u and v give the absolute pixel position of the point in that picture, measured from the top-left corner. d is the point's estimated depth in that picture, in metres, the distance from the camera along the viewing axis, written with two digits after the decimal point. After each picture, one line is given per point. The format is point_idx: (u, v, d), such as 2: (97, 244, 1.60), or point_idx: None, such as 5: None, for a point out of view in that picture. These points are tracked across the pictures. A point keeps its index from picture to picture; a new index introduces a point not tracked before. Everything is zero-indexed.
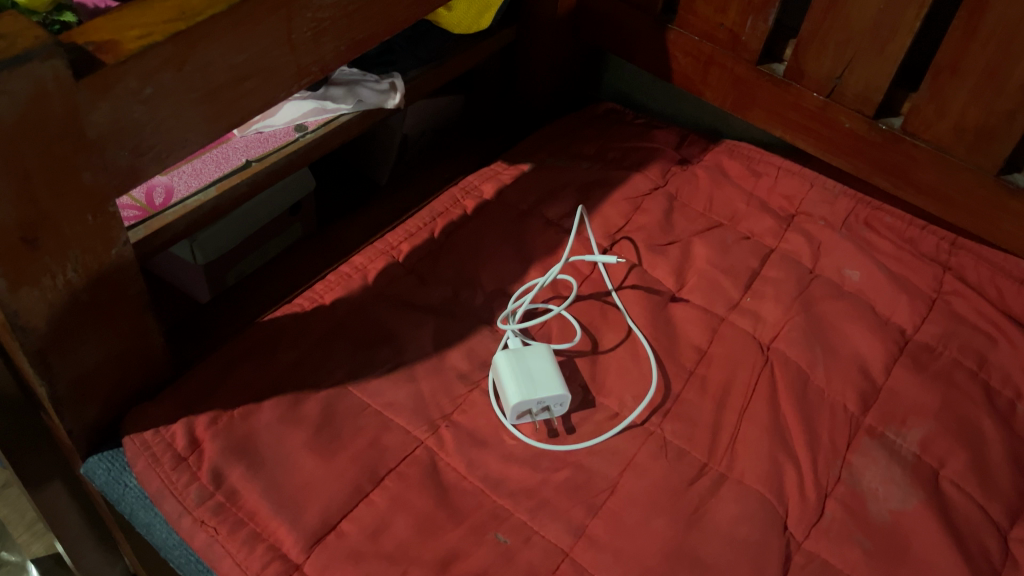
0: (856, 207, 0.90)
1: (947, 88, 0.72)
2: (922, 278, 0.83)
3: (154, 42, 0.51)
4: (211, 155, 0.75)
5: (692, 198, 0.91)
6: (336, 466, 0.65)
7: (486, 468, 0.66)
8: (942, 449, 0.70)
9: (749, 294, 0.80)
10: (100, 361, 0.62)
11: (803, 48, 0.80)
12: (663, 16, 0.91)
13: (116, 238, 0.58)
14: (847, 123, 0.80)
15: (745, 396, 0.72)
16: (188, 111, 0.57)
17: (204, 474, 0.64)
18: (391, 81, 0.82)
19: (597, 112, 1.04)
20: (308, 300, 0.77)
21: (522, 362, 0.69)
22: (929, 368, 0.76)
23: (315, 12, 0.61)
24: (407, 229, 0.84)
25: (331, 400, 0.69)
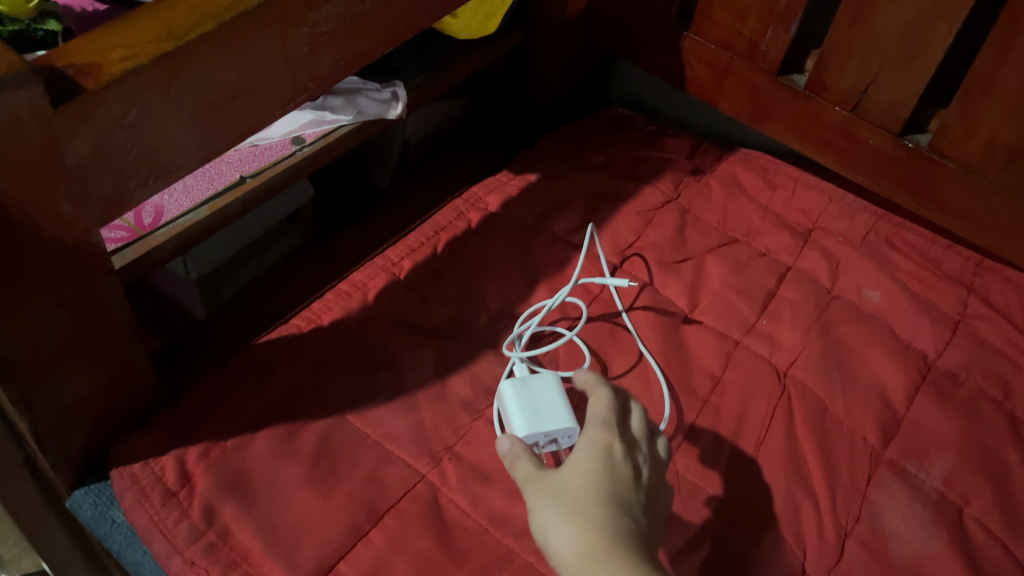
0: (877, 223, 0.87)
1: (978, 107, 0.69)
2: (945, 300, 0.80)
3: (139, 66, 0.47)
4: (203, 170, 0.72)
5: (705, 211, 0.87)
6: (333, 503, 0.62)
7: (490, 504, 0.63)
8: (966, 485, 0.67)
9: (765, 316, 0.77)
10: (85, 393, 0.59)
11: (825, 60, 0.76)
12: (678, 21, 0.87)
13: (101, 268, 0.55)
14: (870, 139, 0.77)
15: (761, 427, 0.69)
16: (180, 135, 0.53)
17: (195, 511, 0.61)
18: (393, 90, 0.78)
19: (606, 118, 1.00)
20: (306, 320, 0.74)
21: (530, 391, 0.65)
22: (953, 397, 0.73)
23: (312, 26, 0.57)
24: (409, 244, 0.81)
25: (329, 430, 0.66)
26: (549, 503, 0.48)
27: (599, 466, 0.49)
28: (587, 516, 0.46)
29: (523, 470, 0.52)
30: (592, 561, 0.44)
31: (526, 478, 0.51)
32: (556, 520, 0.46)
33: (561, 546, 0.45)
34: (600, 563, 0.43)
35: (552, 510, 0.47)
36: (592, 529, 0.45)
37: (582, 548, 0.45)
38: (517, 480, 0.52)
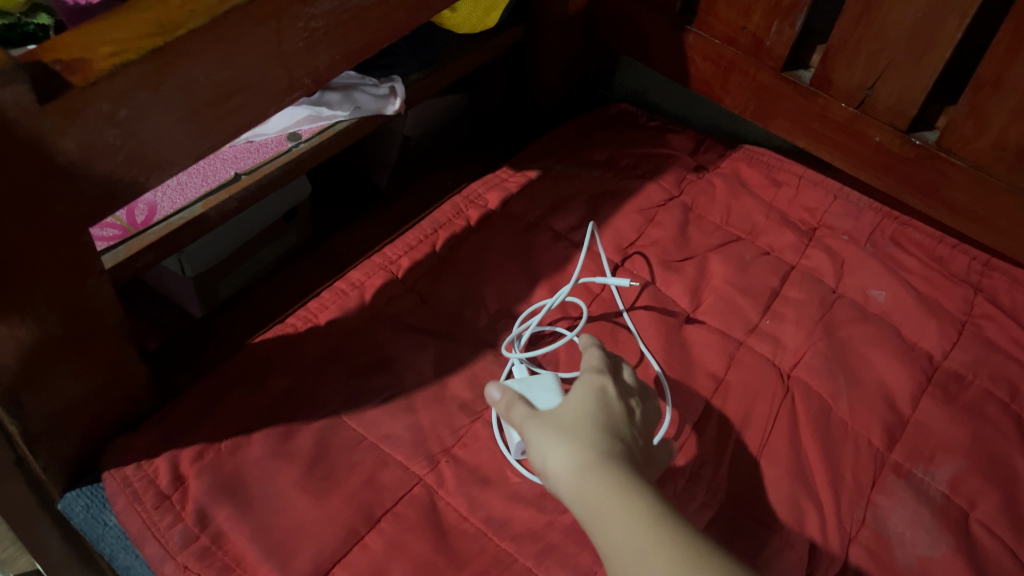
0: (882, 222, 0.85)
1: (987, 105, 0.67)
2: (951, 300, 0.79)
3: (129, 61, 0.46)
4: (198, 166, 0.71)
5: (708, 209, 0.86)
6: (329, 507, 0.60)
7: (489, 508, 0.62)
8: (973, 489, 0.66)
9: (768, 316, 0.76)
10: (76, 395, 0.58)
11: (832, 56, 0.75)
12: (682, 16, 0.86)
13: (92, 268, 0.54)
14: (876, 136, 0.76)
15: (764, 430, 0.68)
16: (172, 134, 0.52)
17: (189, 515, 0.60)
18: (391, 85, 0.77)
19: (608, 114, 0.99)
20: (302, 319, 0.73)
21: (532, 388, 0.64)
22: (959, 399, 0.71)
23: (308, 21, 0.55)
24: (407, 242, 0.80)
25: (325, 432, 0.65)
26: (545, 431, 0.50)
27: (591, 399, 0.52)
28: (581, 436, 0.48)
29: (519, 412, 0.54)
30: (587, 473, 0.45)
31: (522, 416, 0.53)
32: (552, 442, 0.48)
33: (557, 464, 0.47)
34: (594, 474, 0.45)
35: (548, 435, 0.49)
36: (587, 446, 0.47)
37: (577, 463, 0.46)
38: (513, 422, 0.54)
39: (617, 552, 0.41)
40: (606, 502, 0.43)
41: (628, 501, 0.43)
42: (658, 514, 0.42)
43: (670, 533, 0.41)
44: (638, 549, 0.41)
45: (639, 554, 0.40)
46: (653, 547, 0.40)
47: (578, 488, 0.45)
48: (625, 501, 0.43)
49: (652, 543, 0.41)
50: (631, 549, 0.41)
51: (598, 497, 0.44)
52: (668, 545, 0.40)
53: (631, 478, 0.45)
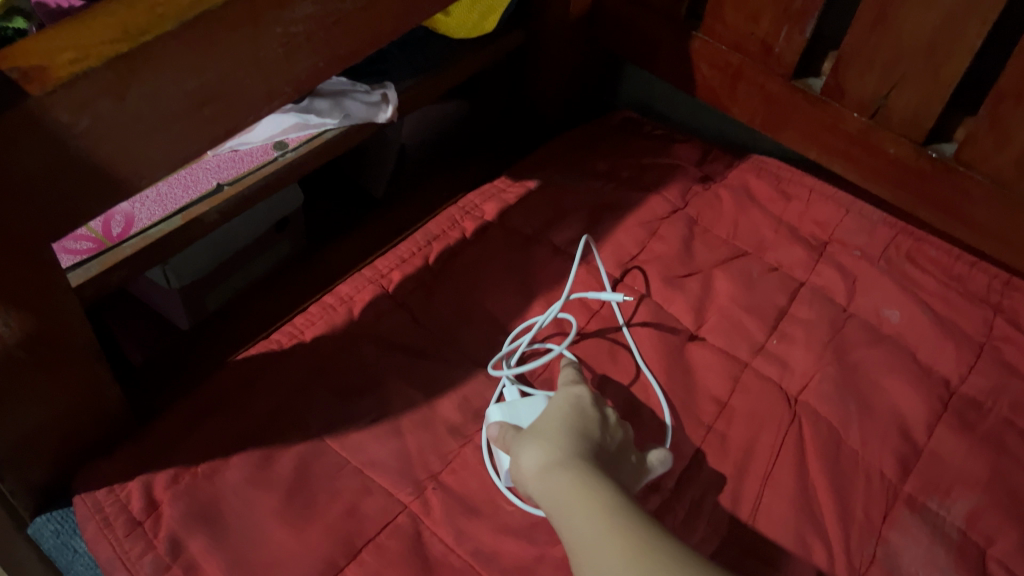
0: (897, 237, 0.82)
1: (1009, 118, 0.64)
2: (970, 321, 0.75)
3: (89, 69, 0.43)
4: (179, 175, 0.68)
5: (714, 223, 0.83)
6: (308, 537, 0.57)
7: (476, 540, 0.59)
8: (991, 525, 0.62)
9: (775, 336, 0.73)
10: (42, 419, 0.56)
11: (843, 65, 0.71)
12: (688, 21, 0.82)
13: (57, 285, 0.51)
14: (891, 148, 0.72)
15: (769, 458, 0.64)
16: (140, 146, 0.48)
17: (160, 543, 0.57)
18: (383, 92, 0.74)
19: (612, 122, 0.96)
20: (287, 336, 0.70)
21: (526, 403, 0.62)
22: (977, 428, 0.68)
23: (287, 26, 0.52)
24: (399, 255, 0.77)
25: (307, 456, 0.62)
26: (522, 443, 0.51)
27: (566, 411, 0.53)
28: (551, 442, 0.49)
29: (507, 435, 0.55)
30: (552, 471, 0.46)
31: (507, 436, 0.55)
32: (526, 449, 0.50)
33: (530, 469, 0.48)
34: (558, 471, 0.46)
35: (524, 443, 0.51)
36: (555, 449, 0.48)
37: (545, 464, 0.47)
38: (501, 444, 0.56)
39: (571, 536, 0.42)
40: (563, 492, 0.44)
41: (583, 490, 0.44)
42: (614, 500, 0.43)
43: (619, 514, 0.41)
44: (589, 531, 0.41)
45: (589, 534, 0.41)
46: (602, 525, 0.41)
47: (544, 487, 0.46)
48: (582, 491, 0.44)
49: (601, 523, 0.41)
50: (582, 530, 0.41)
51: (558, 491, 0.45)
52: (615, 523, 0.41)
53: (591, 471, 0.46)
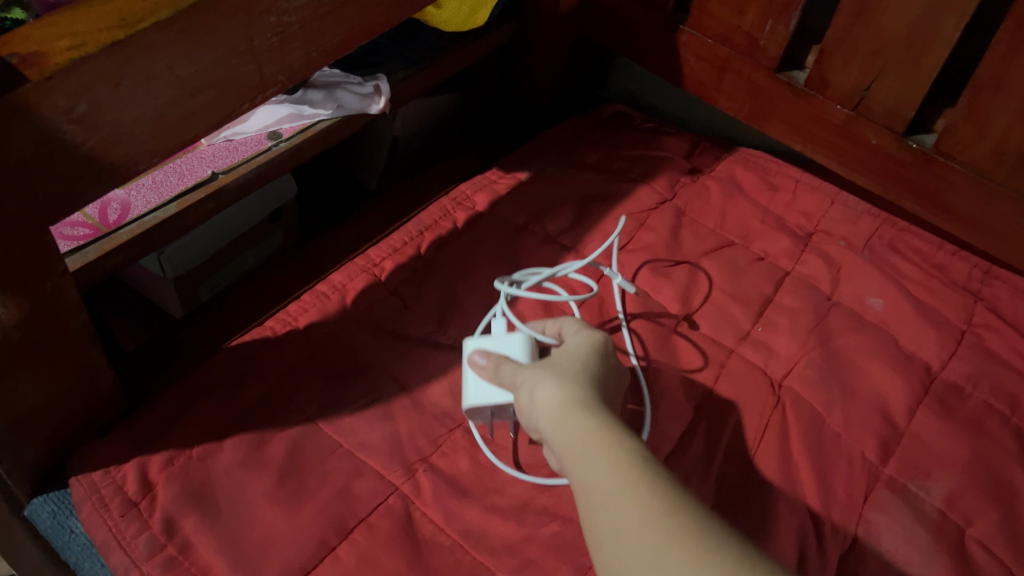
0: (881, 227, 0.83)
1: (988, 107, 0.65)
2: (951, 309, 0.76)
3: (87, 55, 0.44)
4: (174, 164, 0.69)
5: (702, 213, 0.84)
6: (300, 518, 0.59)
7: (465, 521, 0.60)
8: (970, 506, 0.63)
9: (760, 323, 0.74)
10: (38, 401, 0.56)
11: (826, 57, 0.73)
12: (675, 15, 0.84)
13: (54, 268, 0.52)
14: (873, 139, 0.74)
15: (753, 442, 0.66)
16: (134, 132, 0.50)
17: (156, 523, 0.58)
18: (376, 83, 0.75)
19: (602, 115, 0.97)
20: (281, 323, 0.71)
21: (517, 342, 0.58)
22: (958, 413, 0.69)
23: (280, 16, 0.54)
24: (391, 244, 0.78)
25: (300, 439, 0.63)
26: (528, 381, 0.48)
27: (584, 351, 0.51)
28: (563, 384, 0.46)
29: (504, 369, 0.52)
30: (565, 417, 0.43)
31: (509, 370, 0.51)
32: (536, 390, 0.47)
33: (541, 414, 0.45)
34: (573, 419, 0.43)
35: (532, 384, 0.47)
36: (568, 394, 0.45)
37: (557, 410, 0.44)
38: (502, 380, 0.52)
39: (587, 493, 0.39)
40: (578, 423, 0.42)
41: (601, 425, 0.42)
42: (633, 453, 0.40)
43: (638, 471, 0.38)
44: (606, 489, 0.38)
45: (608, 491, 0.38)
46: (621, 484, 0.38)
47: (557, 434, 0.43)
48: (598, 442, 0.41)
49: (619, 481, 0.38)
50: (600, 487, 0.38)
51: (571, 423, 0.43)
52: (634, 483, 0.38)
53: (608, 420, 0.42)
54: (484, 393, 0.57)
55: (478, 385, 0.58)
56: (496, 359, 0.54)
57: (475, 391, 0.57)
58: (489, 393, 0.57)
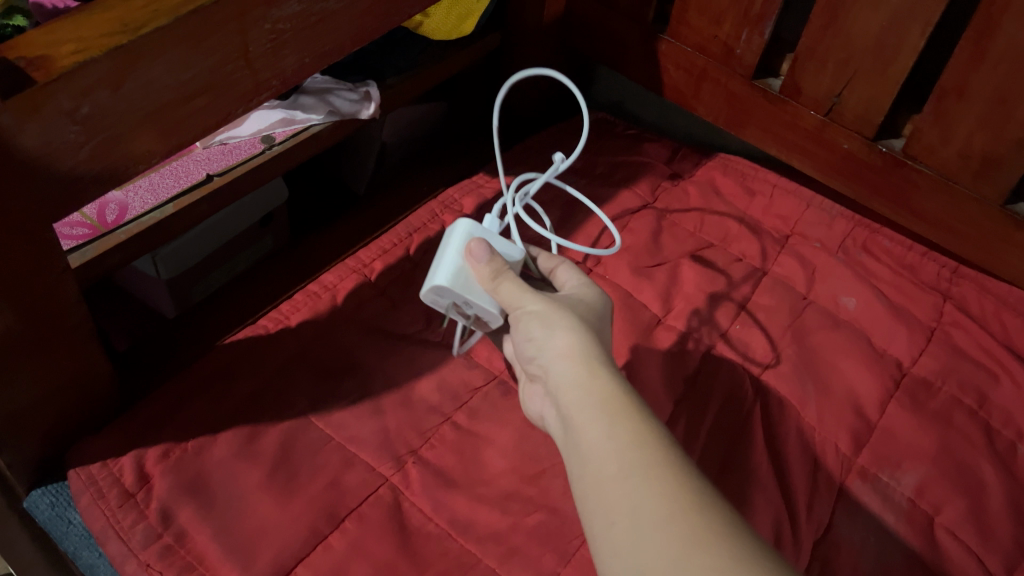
0: (854, 229, 0.86)
1: (952, 112, 0.70)
2: (921, 308, 0.79)
3: (89, 58, 0.46)
4: (170, 167, 0.71)
5: (682, 217, 0.87)
6: (293, 507, 0.61)
7: (453, 510, 0.63)
8: (938, 495, 0.66)
9: (738, 322, 0.77)
10: (38, 395, 0.58)
11: (800, 64, 0.77)
12: (655, 26, 0.88)
13: (58, 265, 0.53)
14: (845, 144, 0.78)
15: (730, 434, 0.68)
16: (135, 134, 0.51)
17: (152, 513, 0.60)
18: (366, 90, 0.78)
19: (585, 121, 1.00)
20: (273, 321, 0.73)
21: (510, 247, 0.55)
22: (927, 406, 0.72)
23: (274, 23, 0.56)
24: (381, 245, 0.80)
25: (292, 433, 0.65)
26: (547, 327, 0.48)
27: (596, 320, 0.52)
28: (584, 343, 0.47)
29: (507, 291, 0.51)
30: (590, 380, 0.45)
31: (514, 298, 0.51)
32: (557, 340, 0.48)
33: (560, 367, 0.47)
34: (596, 381, 0.45)
35: (553, 331, 0.48)
36: (590, 357, 0.46)
37: (579, 369, 0.46)
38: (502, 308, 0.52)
39: (603, 458, 0.41)
40: (609, 396, 0.43)
41: (630, 403, 0.43)
42: (652, 433, 0.41)
43: (660, 450, 0.40)
44: (633, 465, 0.39)
45: (627, 464, 0.40)
46: (643, 461, 0.40)
47: (577, 390, 0.45)
48: (623, 415, 0.42)
49: (641, 457, 0.40)
50: (618, 458, 0.40)
51: (602, 393, 0.44)
52: (656, 463, 0.39)
53: (629, 392, 0.44)
54: (471, 287, 0.53)
55: (467, 277, 0.53)
56: (503, 270, 0.51)
57: (464, 282, 0.53)
58: (473, 290, 0.53)
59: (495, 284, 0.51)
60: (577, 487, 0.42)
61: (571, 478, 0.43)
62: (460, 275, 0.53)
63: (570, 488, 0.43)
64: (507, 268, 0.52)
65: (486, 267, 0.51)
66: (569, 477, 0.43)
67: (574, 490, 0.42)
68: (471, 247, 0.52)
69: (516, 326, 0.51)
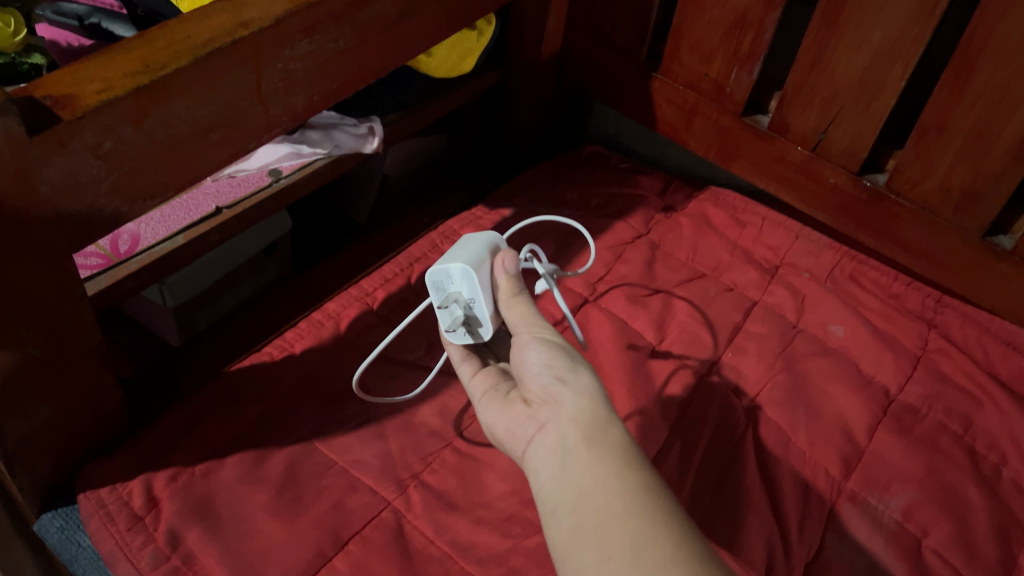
0: (842, 260, 0.89)
1: (932, 147, 0.73)
2: (907, 335, 0.82)
3: (114, 97, 0.48)
4: (181, 200, 0.73)
5: (675, 247, 0.90)
6: (298, 530, 0.62)
7: (454, 532, 0.64)
8: (927, 518, 0.68)
9: (730, 349, 0.79)
10: (51, 418, 0.60)
11: (787, 101, 0.80)
12: (648, 63, 0.91)
13: (76, 293, 0.55)
14: (831, 177, 0.81)
15: (723, 458, 0.70)
16: (150, 167, 0.54)
17: (160, 535, 0.61)
18: (370, 125, 0.80)
19: (580, 155, 1.03)
20: (278, 348, 0.75)
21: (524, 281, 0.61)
22: (914, 431, 0.74)
23: (287, 62, 0.59)
24: (383, 274, 0.83)
25: (297, 457, 0.67)
26: (570, 365, 0.51)
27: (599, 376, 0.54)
28: (601, 390, 0.49)
29: (524, 314, 0.54)
30: (601, 425, 0.46)
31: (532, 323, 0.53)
32: (574, 382, 0.49)
33: (574, 402, 0.48)
34: (608, 428, 0.46)
35: (574, 370, 0.50)
36: (605, 404, 0.48)
37: (595, 411, 0.47)
38: (513, 328, 0.54)
39: (609, 494, 0.42)
40: (620, 443, 0.45)
41: (637, 454, 0.45)
42: (658, 485, 0.43)
43: (666, 502, 0.42)
44: (638, 510, 0.41)
45: (633, 507, 0.41)
46: (650, 507, 0.41)
47: (589, 430, 0.46)
48: (631, 462, 0.44)
49: (648, 503, 0.41)
50: (625, 500, 0.41)
51: (613, 439, 0.45)
52: (663, 512, 0.41)
53: (637, 445, 0.46)
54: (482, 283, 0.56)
55: (482, 271, 0.56)
56: (519, 291, 0.56)
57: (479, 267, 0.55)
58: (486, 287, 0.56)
59: (514, 303, 0.55)
60: (572, 513, 0.42)
61: (562, 504, 0.43)
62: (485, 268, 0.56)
63: (558, 513, 0.43)
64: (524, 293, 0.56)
65: (511, 283, 0.56)
66: (559, 504, 0.44)
67: (564, 518, 0.43)
68: (504, 259, 0.57)
69: (527, 353, 0.52)
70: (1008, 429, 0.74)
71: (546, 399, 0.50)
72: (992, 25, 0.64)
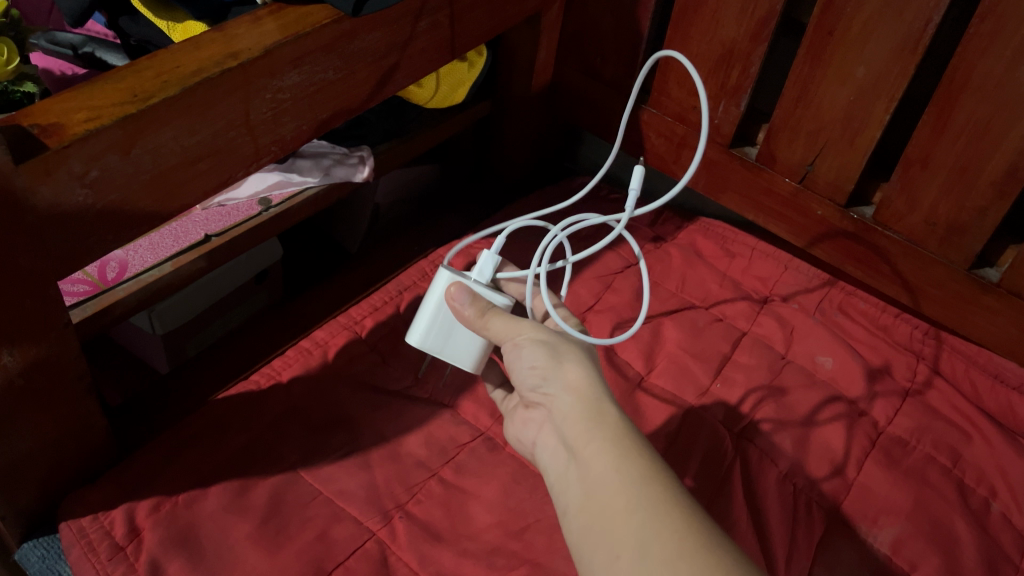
0: (831, 291, 0.89)
1: (917, 181, 0.73)
2: (896, 367, 0.82)
3: (101, 126, 0.48)
4: (170, 227, 0.74)
5: (664, 278, 0.90)
6: (281, 562, 0.62)
7: (440, 564, 0.64)
8: (915, 552, 0.67)
9: (719, 379, 0.79)
10: (33, 448, 0.59)
11: (774, 136, 0.81)
12: (637, 95, 0.92)
13: (60, 320, 0.55)
14: (819, 211, 0.82)
15: (710, 488, 0.70)
16: (139, 195, 0.54)
17: (141, 566, 0.60)
18: (360, 155, 0.81)
19: (572, 185, 1.03)
20: (265, 377, 0.75)
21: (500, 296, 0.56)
22: (902, 464, 0.74)
23: (275, 92, 0.59)
24: (372, 303, 0.83)
25: (282, 487, 0.67)
26: (555, 360, 0.51)
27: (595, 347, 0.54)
28: (592, 378, 0.50)
29: (501, 325, 0.53)
30: (596, 416, 0.47)
31: (512, 329, 0.52)
32: (566, 375, 0.50)
33: (567, 400, 0.49)
34: (602, 418, 0.47)
35: (561, 365, 0.50)
36: (597, 393, 0.49)
37: (586, 402, 0.48)
38: (497, 340, 0.54)
39: (610, 490, 0.43)
40: (616, 431, 0.46)
41: (634, 439, 0.45)
42: (656, 469, 0.43)
43: (667, 488, 0.42)
44: (639, 500, 0.42)
45: (635, 500, 0.42)
46: (649, 498, 0.41)
47: (584, 425, 0.47)
48: (629, 451, 0.44)
49: (648, 493, 0.42)
50: (626, 494, 0.42)
51: (609, 428, 0.46)
52: (664, 499, 0.41)
53: (633, 427, 0.46)
54: (440, 348, 0.58)
55: (435, 337, 0.58)
56: (485, 305, 0.54)
57: (429, 346, 0.58)
58: (443, 347, 0.58)
59: (487, 320, 0.53)
60: (580, 515, 0.44)
61: (572, 505, 0.45)
62: (427, 337, 0.58)
63: (569, 515, 0.45)
64: (494, 305, 0.54)
65: (474, 305, 0.54)
66: (569, 505, 0.45)
67: (575, 519, 0.44)
68: (452, 292, 0.54)
69: (515, 357, 0.52)
70: (997, 462, 0.74)
71: (547, 397, 0.51)
72: (974, 62, 0.64)
